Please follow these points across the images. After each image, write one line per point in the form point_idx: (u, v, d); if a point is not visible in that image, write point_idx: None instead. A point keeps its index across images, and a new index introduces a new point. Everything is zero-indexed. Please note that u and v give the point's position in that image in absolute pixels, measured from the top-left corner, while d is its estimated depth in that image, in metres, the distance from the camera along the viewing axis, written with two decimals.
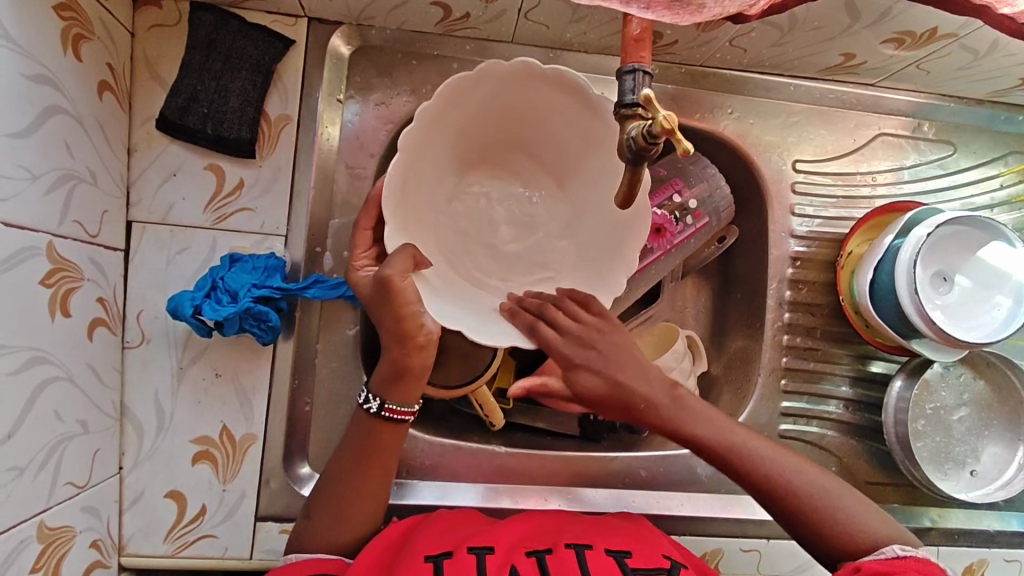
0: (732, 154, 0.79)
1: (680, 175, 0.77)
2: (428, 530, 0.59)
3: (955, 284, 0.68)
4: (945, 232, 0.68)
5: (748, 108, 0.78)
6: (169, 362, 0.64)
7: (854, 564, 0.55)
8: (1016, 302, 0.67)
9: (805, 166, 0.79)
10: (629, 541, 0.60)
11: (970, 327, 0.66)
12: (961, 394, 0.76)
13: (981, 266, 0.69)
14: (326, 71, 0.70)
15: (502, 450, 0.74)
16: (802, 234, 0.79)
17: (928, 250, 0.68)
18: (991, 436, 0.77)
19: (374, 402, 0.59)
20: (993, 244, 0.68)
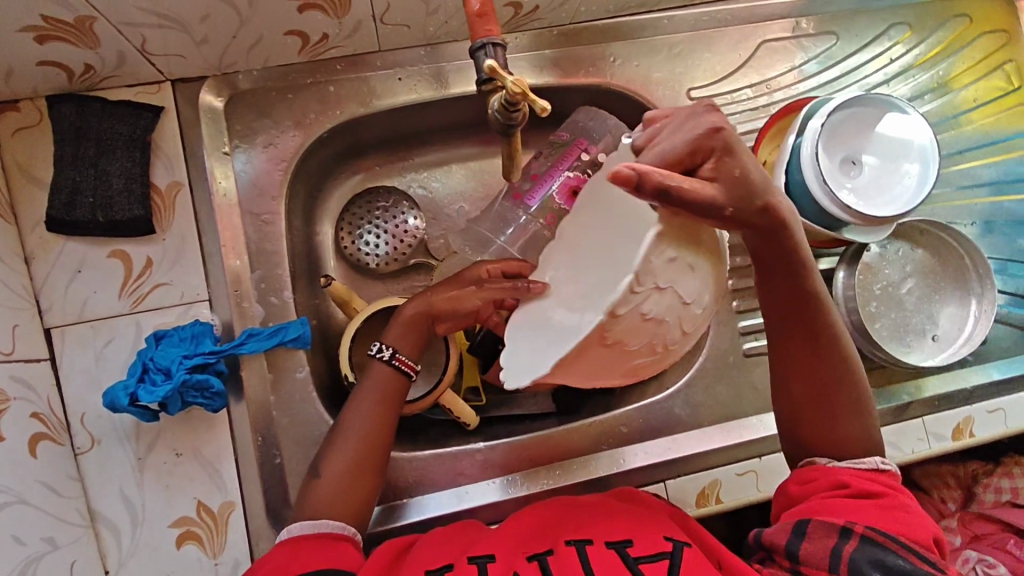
0: (627, 100, 0.80)
1: (583, 133, 0.79)
2: (431, 545, 0.60)
3: (862, 165, 0.68)
4: (839, 117, 0.68)
5: (629, 52, 0.79)
6: (126, 454, 0.64)
7: (838, 479, 0.58)
8: (924, 166, 0.66)
9: (699, 92, 0.81)
10: (629, 528, 0.60)
11: (885, 201, 0.67)
12: (905, 267, 0.78)
13: (882, 140, 0.68)
14: (204, 127, 0.69)
15: (480, 445, 0.74)
16: None
17: (827, 143, 0.68)
18: (944, 299, 0.78)
19: (387, 350, 0.67)
20: (888, 117, 0.68)
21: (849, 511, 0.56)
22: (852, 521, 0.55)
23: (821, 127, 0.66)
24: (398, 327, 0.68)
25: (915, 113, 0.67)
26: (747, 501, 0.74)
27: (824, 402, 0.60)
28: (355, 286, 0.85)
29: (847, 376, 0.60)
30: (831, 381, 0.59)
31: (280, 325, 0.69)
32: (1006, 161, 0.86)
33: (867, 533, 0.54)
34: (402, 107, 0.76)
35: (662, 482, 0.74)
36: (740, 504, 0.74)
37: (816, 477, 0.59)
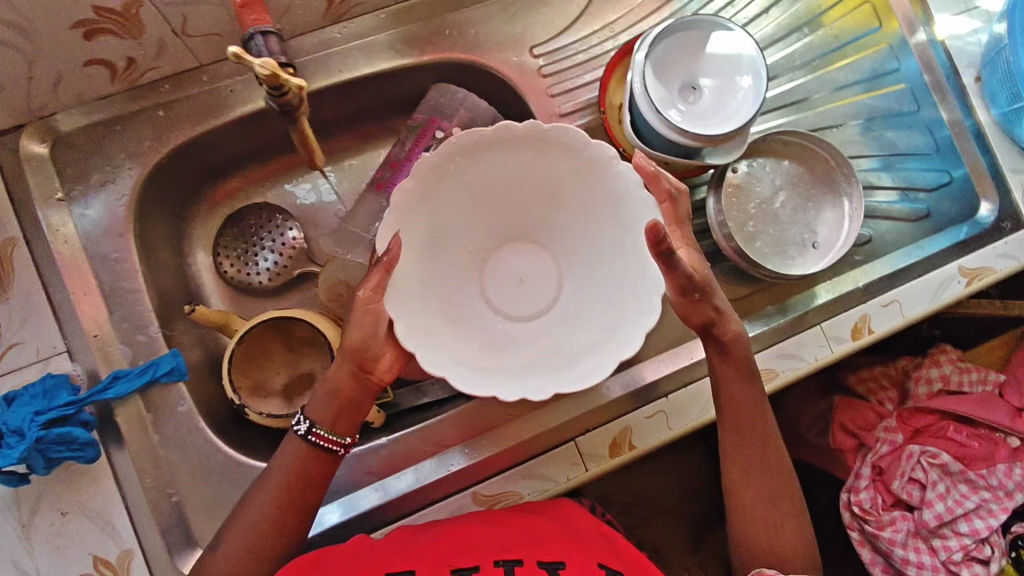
0: (472, 70, 0.78)
1: (435, 112, 0.77)
2: (351, 560, 0.59)
3: (699, 89, 0.67)
4: (666, 47, 0.67)
5: (463, 21, 0.77)
6: (10, 522, 0.62)
7: None
8: (756, 76, 0.65)
9: (542, 49, 0.78)
10: (564, 551, 0.62)
11: (727, 116, 0.65)
12: (775, 181, 0.78)
13: (713, 60, 0.68)
14: (31, 178, 0.67)
15: (384, 440, 0.74)
16: (569, 111, 0.77)
17: (660, 72, 0.67)
18: (818, 205, 0.79)
19: (303, 425, 0.62)
20: (713, 37, 0.67)
21: None
22: None
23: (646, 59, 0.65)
24: (319, 398, 0.63)
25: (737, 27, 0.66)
26: (659, 442, 0.74)
27: (750, 485, 0.67)
28: (243, 310, 0.83)
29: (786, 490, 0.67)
30: (760, 476, 0.67)
31: (150, 362, 0.67)
32: (861, 58, 0.87)
33: None
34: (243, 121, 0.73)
35: (573, 440, 0.73)
36: (653, 445, 0.73)
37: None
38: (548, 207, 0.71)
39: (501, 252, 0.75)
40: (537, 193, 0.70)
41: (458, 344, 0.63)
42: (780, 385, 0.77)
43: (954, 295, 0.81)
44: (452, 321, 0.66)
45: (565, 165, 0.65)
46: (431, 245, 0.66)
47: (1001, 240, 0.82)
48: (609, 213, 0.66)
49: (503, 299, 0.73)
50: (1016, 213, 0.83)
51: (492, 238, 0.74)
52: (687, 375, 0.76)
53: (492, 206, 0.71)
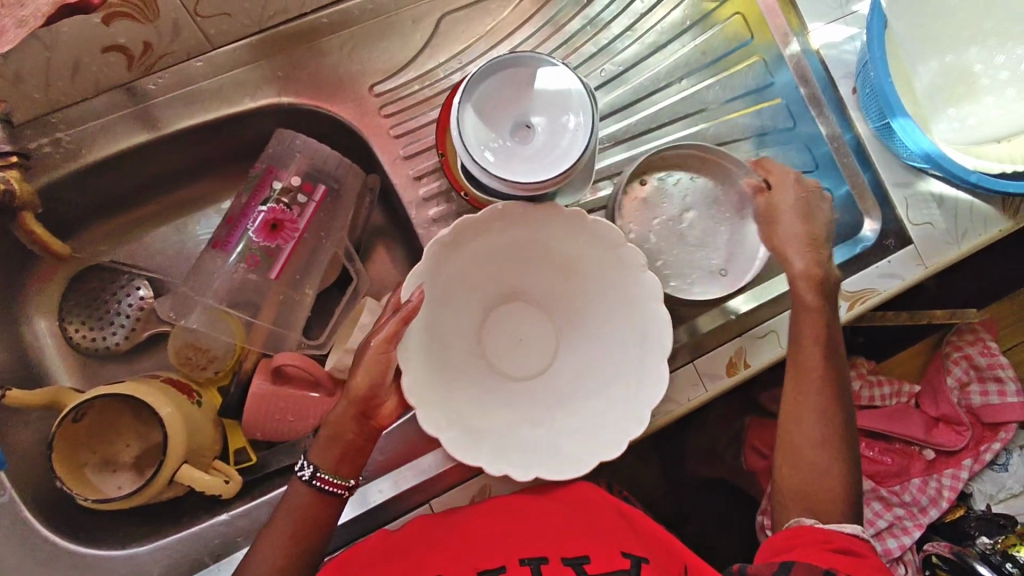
0: (311, 113, 0.75)
1: (272, 161, 0.74)
2: (376, 565, 0.62)
3: (529, 130, 0.63)
4: (491, 87, 0.63)
5: (291, 63, 0.73)
6: None
7: (824, 535, 0.60)
8: (586, 117, 0.61)
9: (382, 87, 0.74)
10: (583, 542, 0.63)
11: (559, 157, 0.61)
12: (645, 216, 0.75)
13: (542, 97, 0.63)
14: None
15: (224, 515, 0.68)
16: (409, 153, 0.74)
17: (487, 115, 0.63)
18: (693, 240, 0.75)
19: (307, 470, 0.61)
20: (542, 75, 0.63)
21: (835, 561, 0.57)
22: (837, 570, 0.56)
23: (463, 104, 0.61)
24: (322, 442, 0.62)
25: (563, 65, 0.62)
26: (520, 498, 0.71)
27: (804, 460, 0.65)
28: (94, 374, 0.79)
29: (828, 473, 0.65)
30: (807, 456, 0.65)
31: None
32: (735, 75, 0.82)
33: None
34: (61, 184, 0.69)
35: (428, 503, 0.71)
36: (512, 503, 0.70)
37: (803, 532, 0.61)
38: (564, 283, 0.72)
39: (495, 312, 0.74)
40: (551, 267, 0.71)
41: (450, 394, 0.65)
42: (650, 430, 0.73)
43: None
44: (443, 372, 0.66)
45: (595, 252, 0.67)
46: (434, 290, 0.66)
47: (884, 259, 0.78)
48: (631, 331, 0.67)
49: (500, 355, 0.72)
50: (901, 231, 0.79)
51: (492, 294, 0.73)
52: None
53: (505, 267, 0.71)
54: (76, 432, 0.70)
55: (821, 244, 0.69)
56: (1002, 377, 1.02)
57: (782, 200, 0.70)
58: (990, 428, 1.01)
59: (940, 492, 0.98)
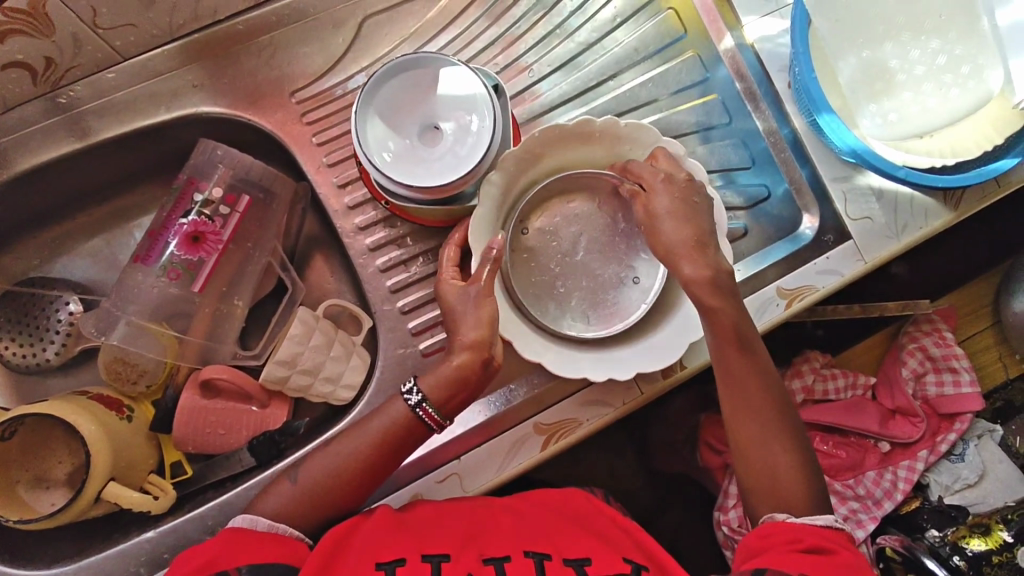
0: (234, 121, 0.75)
1: (192, 173, 0.73)
2: (396, 533, 0.60)
3: (434, 133, 0.63)
4: (392, 92, 0.63)
5: (211, 72, 0.73)
6: None
7: (795, 535, 0.56)
8: (488, 116, 0.61)
9: (304, 93, 0.74)
10: (587, 545, 0.61)
11: (465, 158, 0.62)
12: (575, 229, 0.70)
13: (448, 100, 0.63)
14: None
15: (152, 531, 0.68)
16: (333, 161, 0.74)
17: (392, 118, 0.63)
18: (626, 248, 0.70)
19: (415, 396, 0.61)
20: (442, 76, 0.63)
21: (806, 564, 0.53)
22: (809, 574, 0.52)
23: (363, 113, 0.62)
24: (437, 376, 0.62)
25: (462, 64, 0.61)
26: None
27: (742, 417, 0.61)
28: (28, 391, 0.78)
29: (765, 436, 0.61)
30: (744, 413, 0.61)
31: None
32: (669, 70, 0.81)
33: None
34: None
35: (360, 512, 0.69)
36: None
37: (775, 531, 0.57)
38: None
39: None
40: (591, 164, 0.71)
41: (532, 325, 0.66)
42: (582, 435, 0.70)
43: (773, 319, 0.75)
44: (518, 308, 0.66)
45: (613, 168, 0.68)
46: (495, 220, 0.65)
47: (822, 255, 0.76)
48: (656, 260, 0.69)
49: None
50: (839, 226, 0.77)
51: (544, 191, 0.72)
52: (481, 435, 0.70)
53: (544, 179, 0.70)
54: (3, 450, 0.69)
55: (707, 243, 0.61)
56: (956, 368, 1.00)
57: (659, 205, 0.62)
58: (947, 419, 0.99)
59: (895, 485, 0.97)
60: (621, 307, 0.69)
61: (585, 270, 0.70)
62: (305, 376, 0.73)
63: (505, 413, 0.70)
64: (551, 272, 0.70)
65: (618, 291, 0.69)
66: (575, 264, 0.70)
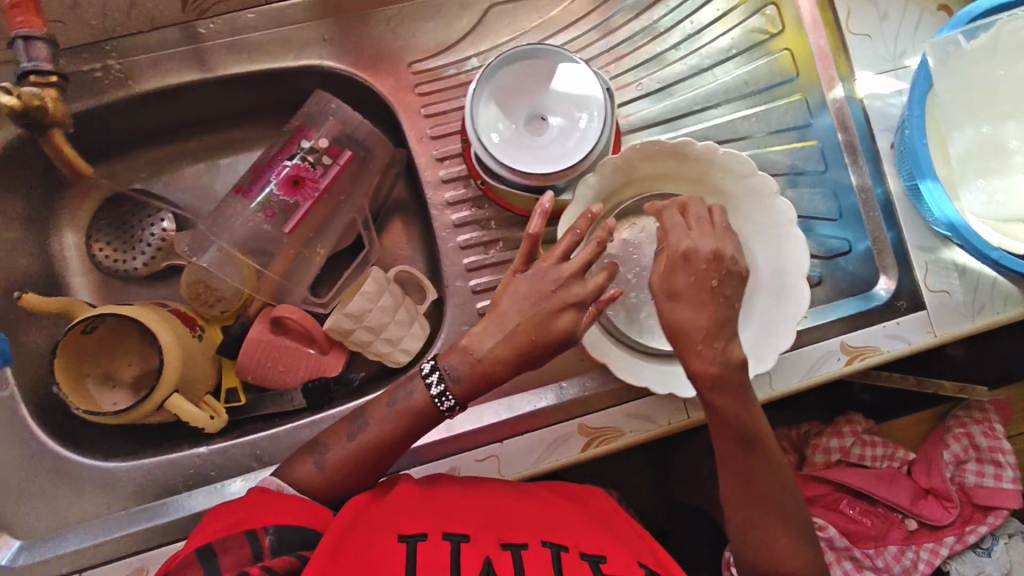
0: (351, 79, 0.78)
1: (305, 121, 0.77)
2: (414, 506, 0.60)
3: (543, 124, 0.64)
4: (507, 79, 0.64)
5: (340, 30, 0.76)
6: None
7: None
8: (600, 116, 0.62)
9: (421, 65, 0.77)
10: (604, 543, 0.60)
11: (570, 152, 0.62)
12: (653, 244, 0.72)
13: (561, 95, 0.64)
14: None
15: (202, 448, 0.71)
16: (438, 134, 0.76)
17: (505, 103, 0.64)
18: None
19: (438, 387, 0.58)
20: (558, 70, 0.64)
21: None
22: None
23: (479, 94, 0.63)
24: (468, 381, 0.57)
25: (582, 62, 0.62)
26: None
27: (756, 493, 0.54)
28: (110, 293, 0.82)
29: (768, 522, 0.54)
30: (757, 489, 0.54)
31: None
32: (773, 109, 0.81)
33: None
34: (103, 107, 0.74)
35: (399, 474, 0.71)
36: None
37: None
38: None
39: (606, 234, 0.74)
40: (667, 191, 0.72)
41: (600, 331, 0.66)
42: (623, 446, 0.71)
43: (830, 372, 0.75)
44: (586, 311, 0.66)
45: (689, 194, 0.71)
46: None
47: (893, 319, 0.75)
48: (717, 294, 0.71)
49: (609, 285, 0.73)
50: (914, 293, 0.76)
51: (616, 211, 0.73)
52: (526, 424, 0.72)
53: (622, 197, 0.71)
54: (82, 342, 0.73)
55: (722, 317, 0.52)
56: (1001, 461, 0.97)
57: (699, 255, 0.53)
58: (980, 510, 0.97)
59: (914, 564, 0.95)
60: None
61: None
62: (367, 331, 0.76)
63: (552, 407, 0.72)
64: (627, 282, 0.71)
65: None
66: (652, 279, 0.71)
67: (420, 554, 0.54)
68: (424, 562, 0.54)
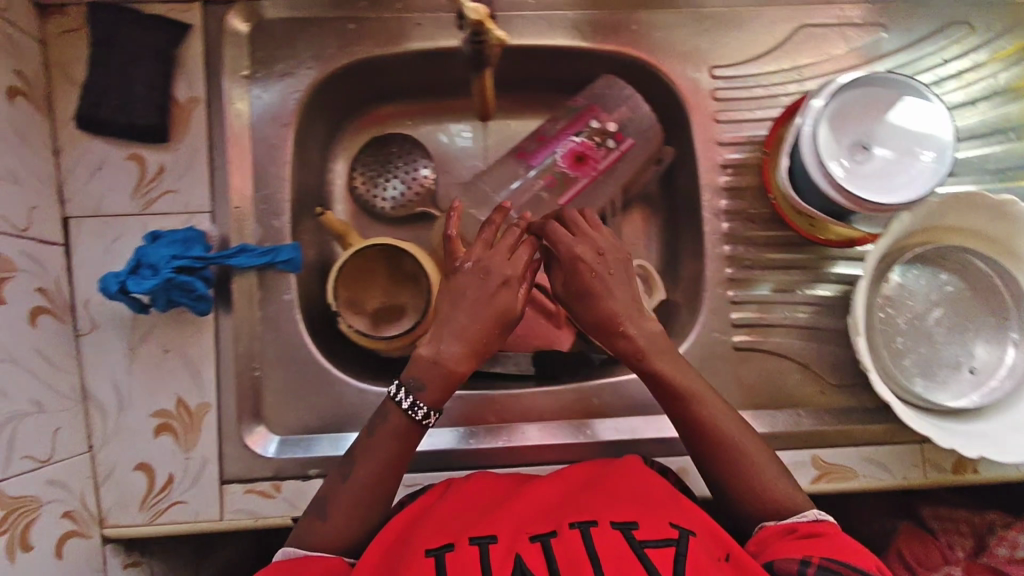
0: (646, 70, 0.77)
1: (597, 101, 0.77)
2: (440, 514, 0.61)
3: (872, 152, 0.63)
4: (849, 100, 0.64)
5: (654, 21, 0.75)
6: (122, 344, 0.70)
7: (781, 529, 0.59)
8: (940, 159, 0.62)
9: (724, 71, 0.75)
10: (635, 511, 0.59)
11: (901, 189, 0.62)
12: (932, 295, 0.70)
13: (898, 128, 0.63)
14: (229, 49, 0.72)
15: (453, 391, 0.76)
16: (729, 141, 0.76)
17: (839, 122, 0.64)
18: (976, 331, 0.69)
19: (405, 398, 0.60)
20: (903, 102, 0.63)
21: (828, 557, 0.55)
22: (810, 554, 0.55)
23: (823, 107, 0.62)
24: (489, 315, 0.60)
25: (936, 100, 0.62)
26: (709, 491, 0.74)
27: (734, 442, 0.62)
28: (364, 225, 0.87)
29: (759, 456, 0.62)
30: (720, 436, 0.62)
31: (274, 247, 0.72)
32: None
33: (825, 562, 0.54)
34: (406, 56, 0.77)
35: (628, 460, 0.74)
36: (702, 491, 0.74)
37: (801, 526, 0.58)
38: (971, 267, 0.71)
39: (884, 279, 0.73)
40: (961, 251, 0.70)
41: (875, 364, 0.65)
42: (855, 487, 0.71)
43: None
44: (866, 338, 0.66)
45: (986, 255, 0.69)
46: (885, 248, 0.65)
47: None
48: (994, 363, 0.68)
49: None
50: None
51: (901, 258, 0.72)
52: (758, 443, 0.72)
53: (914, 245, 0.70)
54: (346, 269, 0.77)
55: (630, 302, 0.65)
56: None
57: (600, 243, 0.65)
58: None
59: None
60: (952, 389, 0.68)
61: (929, 338, 0.69)
62: None
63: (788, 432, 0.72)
64: (895, 328, 0.70)
65: (953, 373, 0.68)
66: (924, 331, 0.69)
67: (446, 562, 0.54)
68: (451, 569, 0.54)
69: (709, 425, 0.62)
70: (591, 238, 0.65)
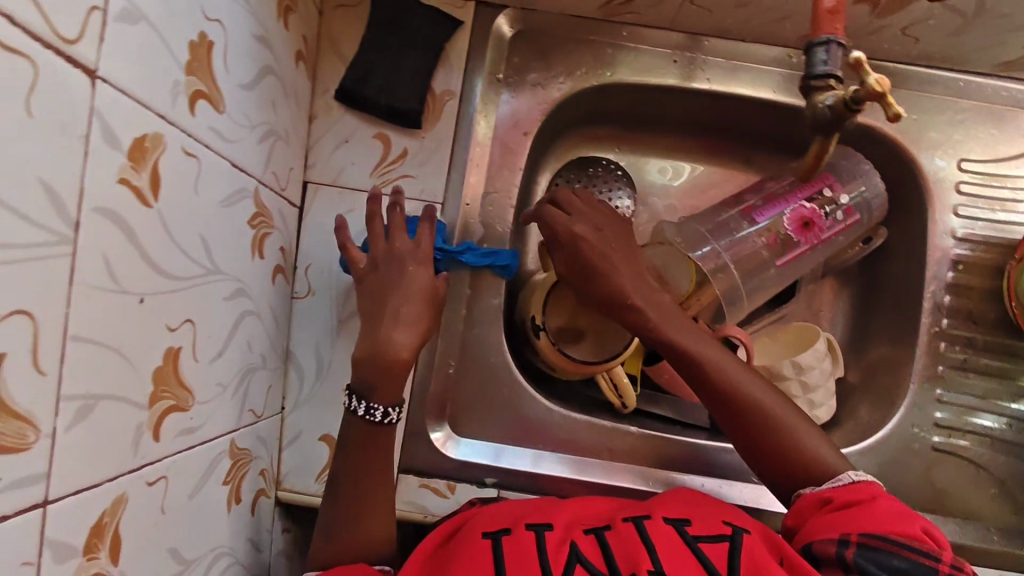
0: (891, 150, 0.75)
1: (832, 170, 0.75)
2: (491, 514, 0.57)
3: None
4: None
5: (912, 103, 0.74)
6: (331, 315, 0.70)
7: (818, 496, 0.56)
8: None
9: (970, 166, 0.75)
10: (686, 508, 0.57)
11: None
12: None
13: None
14: (490, 51, 0.73)
15: (634, 429, 0.76)
16: (962, 237, 0.75)
17: None
18: None
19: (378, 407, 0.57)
20: None
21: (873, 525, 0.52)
22: (846, 532, 0.52)
23: None
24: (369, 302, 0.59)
25: None
26: None
27: (774, 425, 0.60)
28: None
29: (800, 436, 0.60)
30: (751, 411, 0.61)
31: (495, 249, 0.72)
32: None
33: (862, 540, 0.51)
34: (651, 88, 0.77)
35: None
36: None
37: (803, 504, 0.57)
38: None
39: None
40: None
41: None
42: None
43: None
44: None
45: None
46: None
47: None
48: None
49: None
50: None
51: None
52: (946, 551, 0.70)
53: None
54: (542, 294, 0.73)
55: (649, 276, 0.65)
56: None
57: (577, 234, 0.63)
58: None
59: None
60: None
61: None
62: (801, 385, 0.75)
63: (977, 545, 0.70)
64: None
65: None
66: None
67: (503, 548, 0.52)
68: (508, 556, 0.51)
69: (721, 387, 0.61)
70: (591, 217, 0.66)
